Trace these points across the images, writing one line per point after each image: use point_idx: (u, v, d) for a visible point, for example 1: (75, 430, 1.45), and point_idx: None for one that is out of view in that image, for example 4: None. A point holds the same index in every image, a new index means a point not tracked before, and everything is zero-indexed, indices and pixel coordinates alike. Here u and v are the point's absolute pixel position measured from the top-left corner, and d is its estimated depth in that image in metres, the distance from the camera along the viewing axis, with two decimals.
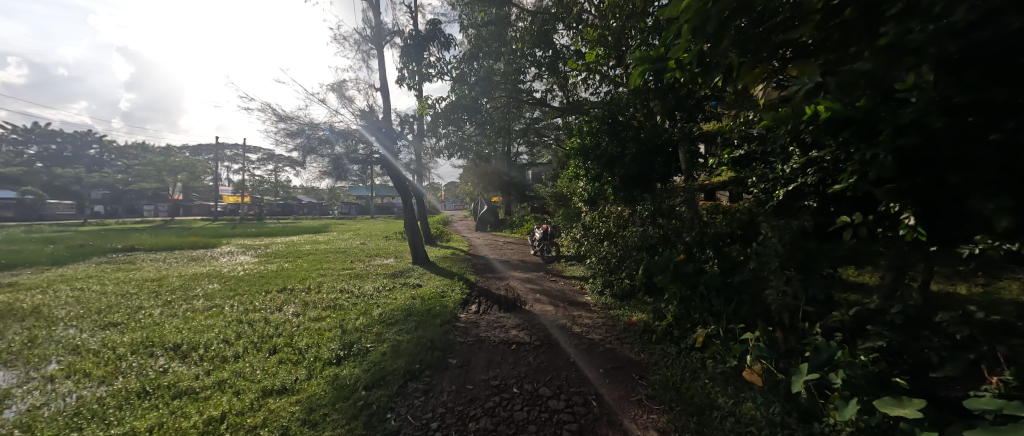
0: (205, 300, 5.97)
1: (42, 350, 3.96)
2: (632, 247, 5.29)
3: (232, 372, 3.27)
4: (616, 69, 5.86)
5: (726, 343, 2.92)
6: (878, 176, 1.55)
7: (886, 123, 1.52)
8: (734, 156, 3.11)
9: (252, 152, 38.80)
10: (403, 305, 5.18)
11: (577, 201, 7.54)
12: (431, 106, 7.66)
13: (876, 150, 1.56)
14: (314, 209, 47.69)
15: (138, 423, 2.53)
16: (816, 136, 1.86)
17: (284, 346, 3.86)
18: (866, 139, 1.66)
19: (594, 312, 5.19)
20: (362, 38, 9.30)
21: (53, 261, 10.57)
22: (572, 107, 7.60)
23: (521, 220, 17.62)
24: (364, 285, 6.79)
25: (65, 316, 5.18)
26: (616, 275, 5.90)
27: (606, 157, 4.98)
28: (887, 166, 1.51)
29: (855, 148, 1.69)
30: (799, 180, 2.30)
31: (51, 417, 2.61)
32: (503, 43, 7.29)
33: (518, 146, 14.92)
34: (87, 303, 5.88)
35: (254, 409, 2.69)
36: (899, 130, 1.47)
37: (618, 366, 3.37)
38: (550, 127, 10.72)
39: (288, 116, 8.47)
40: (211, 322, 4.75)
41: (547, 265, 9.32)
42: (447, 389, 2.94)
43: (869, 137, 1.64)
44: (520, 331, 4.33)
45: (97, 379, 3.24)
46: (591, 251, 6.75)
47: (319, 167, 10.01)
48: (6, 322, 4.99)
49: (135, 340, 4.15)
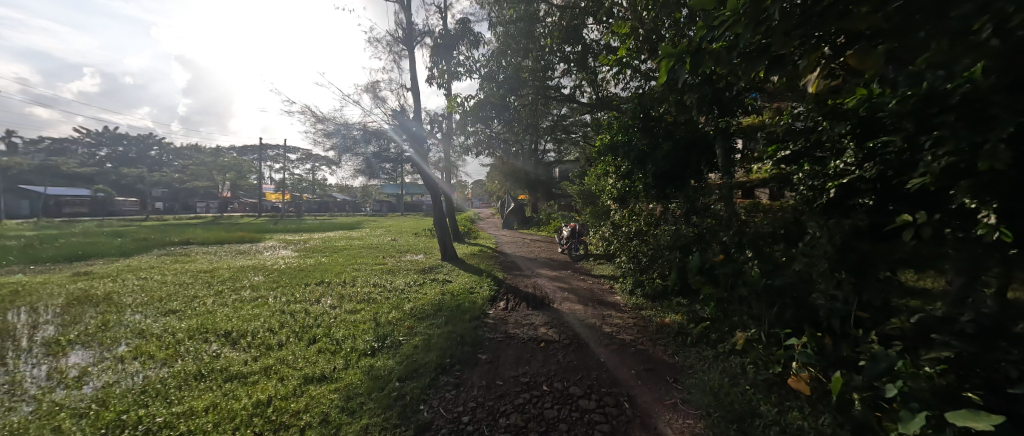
0: (252, 291, 6.38)
1: (115, 333, 4.37)
2: (664, 246, 5.14)
3: (277, 359, 3.47)
4: (648, 63, 5.76)
5: (769, 349, 2.78)
6: (986, 167, 1.31)
7: (986, 112, 1.34)
8: (780, 151, 2.85)
9: (292, 152, 40.96)
10: (433, 300, 5.32)
11: (606, 199, 7.43)
12: (461, 104, 7.80)
13: (982, 138, 1.35)
14: (347, 207, 49.74)
15: (196, 403, 2.73)
16: (892, 120, 1.69)
17: (322, 336, 4.06)
18: (963, 127, 1.44)
19: (625, 312, 5.08)
20: (394, 40, 9.61)
21: (122, 252, 11.65)
22: (602, 102, 7.46)
23: (549, 218, 17.55)
24: (396, 279, 7.03)
25: (132, 303, 5.71)
26: (647, 275, 5.73)
27: (637, 153, 5.06)
28: (996, 153, 1.28)
29: (939, 137, 1.51)
30: (856, 175, 2.20)
31: (123, 393, 2.88)
32: (532, 39, 7.26)
33: (546, 143, 14.92)
34: (151, 291, 6.45)
35: (297, 394, 2.82)
36: (1009, 119, 1.28)
37: (650, 368, 3.29)
38: (576, 124, 10.70)
39: (324, 117, 8.87)
40: (258, 311, 5.08)
41: (575, 263, 9.23)
42: (479, 384, 2.98)
43: (956, 126, 1.45)
44: (549, 329, 4.31)
45: (160, 361, 3.54)
46: (621, 250, 6.63)
47: (354, 166, 11.12)
48: (84, 306, 5.57)
49: (191, 326, 4.49)
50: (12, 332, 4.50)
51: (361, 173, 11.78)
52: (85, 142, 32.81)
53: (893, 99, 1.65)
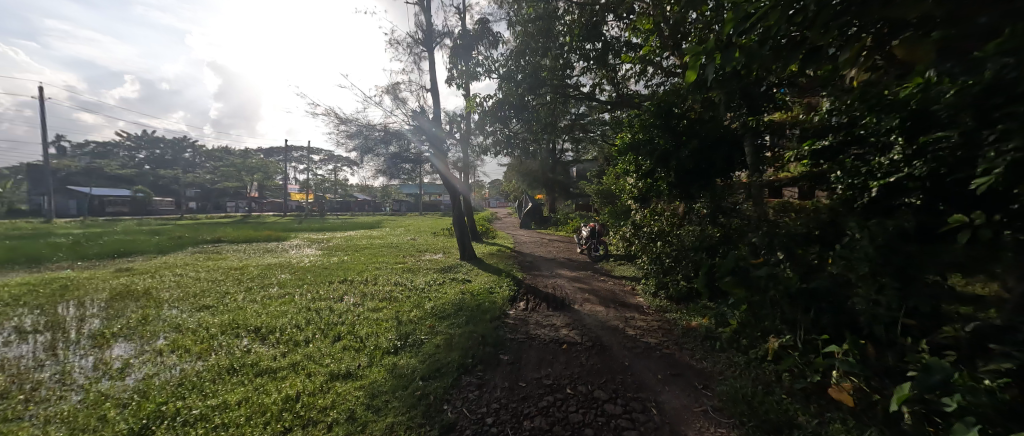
0: (279, 288, 6.58)
1: (154, 327, 4.59)
2: (688, 247, 5.01)
3: (305, 355, 3.56)
4: (671, 59, 5.62)
5: (805, 356, 2.65)
6: None
7: None
8: (816, 146, 2.73)
9: (315, 153, 42.20)
10: (453, 300, 5.34)
11: (626, 199, 7.30)
12: (479, 104, 7.82)
13: None
14: (368, 206, 50.84)
15: (229, 396, 2.82)
16: (951, 112, 1.60)
17: (347, 333, 4.14)
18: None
19: (648, 314, 4.97)
20: (414, 41, 9.73)
21: (159, 250, 12.28)
22: (622, 101, 7.35)
23: (567, 218, 17.42)
24: (416, 278, 7.11)
25: (170, 298, 6.00)
26: (671, 277, 5.59)
27: (660, 152, 4.89)
28: None
29: (1006, 130, 1.39)
30: (903, 173, 2.08)
31: (162, 385, 3.01)
32: (551, 38, 7.21)
33: (564, 142, 14.82)
34: (186, 287, 6.77)
35: (324, 391, 2.88)
36: None
37: (678, 373, 3.19)
38: (595, 122, 10.58)
39: (347, 118, 9.08)
40: (285, 308, 5.24)
41: (595, 264, 9.11)
42: (501, 385, 2.96)
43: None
44: (571, 331, 4.26)
45: (195, 355, 3.69)
46: (643, 251, 6.49)
47: (375, 166, 11.33)
48: (126, 301, 5.88)
49: (224, 321, 4.67)
50: (62, 324, 4.78)
51: (382, 173, 12.00)
52: (126, 145, 34.76)
53: (953, 89, 1.52)
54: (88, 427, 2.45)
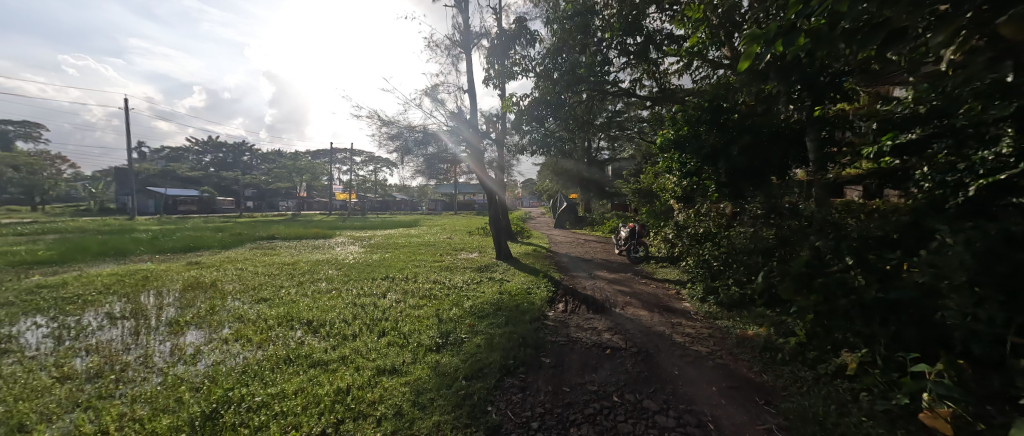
0: (327, 283, 6.95)
1: (220, 317, 5.00)
2: (739, 250, 4.70)
3: (353, 349, 3.71)
4: (719, 50, 5.30)
5: (887, 374, 2.36)
6: None
7: None
8: (899, 139, 2.43)
9: (357, 154, 44.28)
10: (492, 299, 5.37)
11: (669, 198, 6.98)
12: (516, 103, 7.82)
13: None
14: (406, 206, 52.67)
15: (287, 385, 2.99)
16: None
17: (391, 329, 4.28)
18: None
19: (696, 321, 4.71)
20: (452, 43, 9.90)
21: (222, 245, 13.42)
22: (664, 95, 7.03)
23: (603, 218, 17.03)
24: (454, 277, 7.23)
25: (232, 290, 6.52)
26: (719, 281, 5.27)
27: (708, 149, 4.62)
28: None
29: None
30: (1016, 168, 1.80)
31: (229, 372, 3.25)
32: (590, 34, 7.05)
33: (601, 140, 14.47)
34: (246, 280, 7.33)
35: (372, 385, 2.98)
36: None
37: (735, 386, 2.98)
38: (633, 119, 10.24)
39: (388, 121, 9.41)
40: (333, 302, 5.51)
41: (634, 266, 8.82)
42: (544, 389, 2.92)
43: None
44: (614, 335, 4.13)
45: (256, 345, 3.96)
46: (688, 252, 6.18)
47: (414, 167, 11.67)
48: (196, 292, 6.45)
49: (279, 314, 4.99)
50: (144, 312, 5.33)
51: (420, 173, 12.34)
52: (194, 150, 38.38)
53: None
54: (168, 408, 2.70)
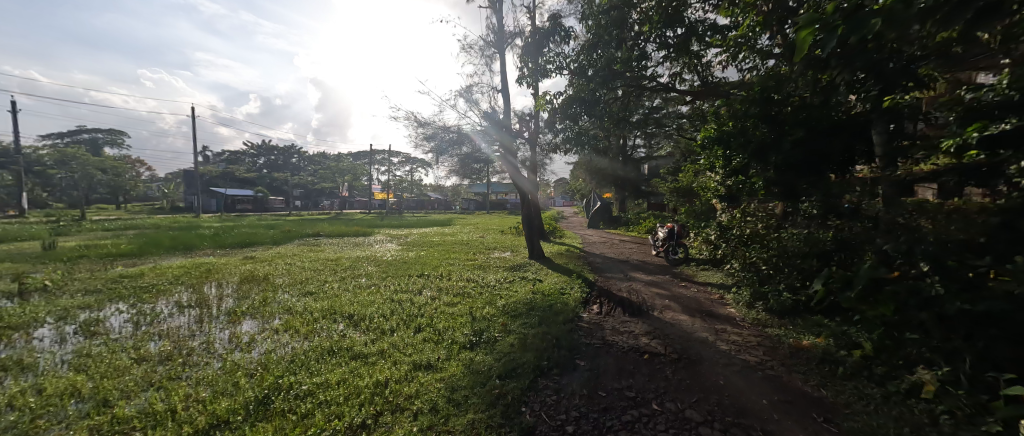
0: (367, 279, 7.26)
1: (271, 308, 5.35)
2: (792, 253, 4.36)
3: (390, 344, 3.84)
4: (770, 39, 4.95)
5: (974, 396, 2.08)
6: None
7: None
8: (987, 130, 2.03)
9: (394, 155, 45.96)
10: (525, 299, 5.36)
11: (711, 197, 6.63)
12: (549, 102, 7.74)
13: None
14: (440, 205, 54.00)
15: (330, 375, 3.15)
16: None
17: (426, 325, 4.39)
18: None
19: (743, 328, 4.42)
20: (486, 44, 9.99)
21: (273, 241, 14.42)
22: (707, 89, 6.66)
23: (640, 218, 16.50)
24: (487, 275, 7.29)
25: (282, 283, 6.99)
26: (769, 287, 4.92)
27: (757, 145, 4.32)
28: None
29: None
30: None
31: (279, 360, 3.47)
32: (627, 28, 6.84)
33: (637, 138, 13.98)
34: (295, 274, 7.83)
35: (409, 380, 3.06)
36: None
37: (789, 401, 2.76)
38: (672, 115, 9.81)
39: (424, 122, 9.67)
40: (372, 298, 5.74)
41: (673, 268, 8.47)
42: (579, 392, 2.85)
43: None
44: (652, 340, 3.97)
45: (303, 335, 4.21)
46: (733, 255, 5.83)
47: (448, 167, 11.92)
48: (250, 284, 6.97)
49: (323, 307, 5.27)
50: (207, 301, 5.83)
51: (454, 173, 12.58)
52: (250, 153, 41.59)
53: None
54: (227, 391, 2.92)
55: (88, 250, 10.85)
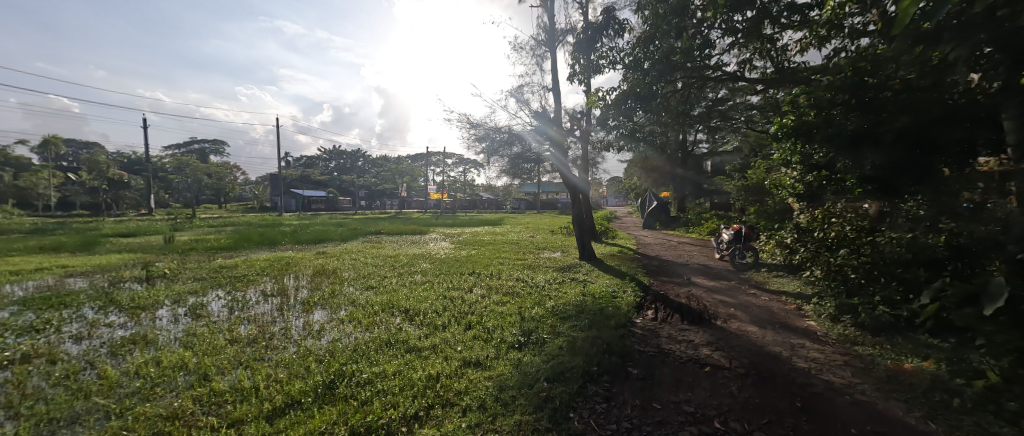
0: (422, 275, 7.63)
1: (338, 300, 5.85)
2: (890, 260, 3.77)
3: (442, 339, 3.98)
4: (863, 13, 4.32)
5: None
6: None
7: None
8: None
9: (449, 157, 47.78)
10: (574, 300, 5.26)
11: (787, 196, 5.97)
12: (602, 98, 7.51)
13: None
14: (491, 205, 55.10)
15: (388, 366, 3.35)
16: None
17: (476, 323, 4.49)
18: None
19: (825, 344, 3.92)
20: (537, 43, 9.97)
21: (341, 238, 15.77)
22: (783, 76, 5.99)
23: (701, 218, 15.37)
24: (536, 275, 7.28)
25: (348, 277, 7.61)
26: (860, 298, 4.31)
27: (846, 136, 3.79)
28: None
29: None
30: None
31: (343, 349, 3.77)
32: (687, 15, 6.40)
33: (699, 132, 13.03)
34: (359, 269, 8.47)
35: (459, 375, 3.15)
36: None
37: (885, 432, 2.38)
38: (740, 107, 9.00)
39: (476, 124, 9.92)
40: (426, 293, 6.02)
41: (740, 273, 7.78)
42: (631, 402, 2.72)
43: None
44: (715, 351, 3.66)
45: (365, 327, 4.53)
46: (814, 261, 5.18)
47: (499, 167, 12.10)
48: (321, 277, 7.68)
49: (383, 301, 5.64)
50: (286, 291, 6.54)
51: (505, 173, 12.72)
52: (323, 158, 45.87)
53: None
54: (301, 373, 3.24)
55: (196, 243, 12.74)
